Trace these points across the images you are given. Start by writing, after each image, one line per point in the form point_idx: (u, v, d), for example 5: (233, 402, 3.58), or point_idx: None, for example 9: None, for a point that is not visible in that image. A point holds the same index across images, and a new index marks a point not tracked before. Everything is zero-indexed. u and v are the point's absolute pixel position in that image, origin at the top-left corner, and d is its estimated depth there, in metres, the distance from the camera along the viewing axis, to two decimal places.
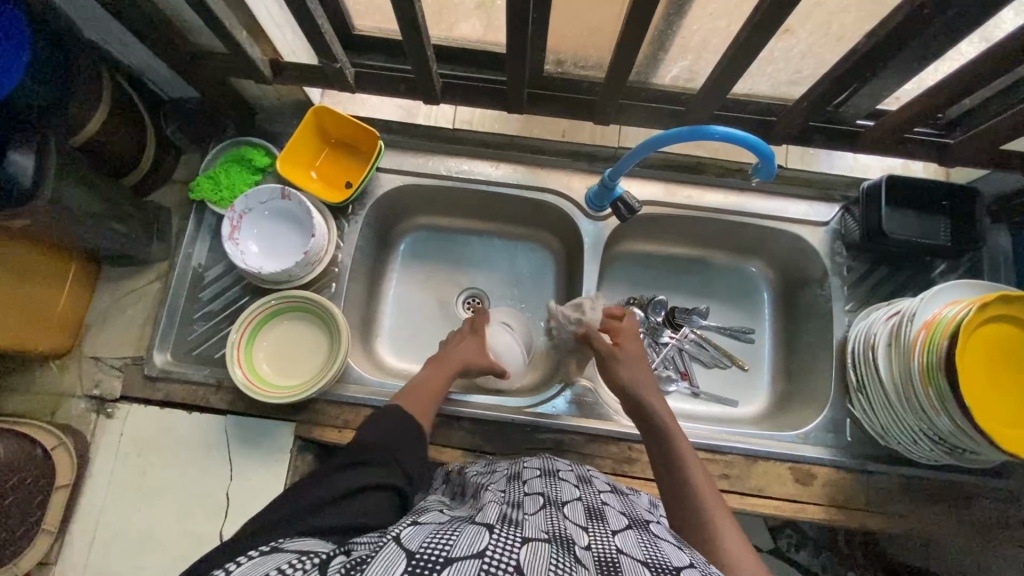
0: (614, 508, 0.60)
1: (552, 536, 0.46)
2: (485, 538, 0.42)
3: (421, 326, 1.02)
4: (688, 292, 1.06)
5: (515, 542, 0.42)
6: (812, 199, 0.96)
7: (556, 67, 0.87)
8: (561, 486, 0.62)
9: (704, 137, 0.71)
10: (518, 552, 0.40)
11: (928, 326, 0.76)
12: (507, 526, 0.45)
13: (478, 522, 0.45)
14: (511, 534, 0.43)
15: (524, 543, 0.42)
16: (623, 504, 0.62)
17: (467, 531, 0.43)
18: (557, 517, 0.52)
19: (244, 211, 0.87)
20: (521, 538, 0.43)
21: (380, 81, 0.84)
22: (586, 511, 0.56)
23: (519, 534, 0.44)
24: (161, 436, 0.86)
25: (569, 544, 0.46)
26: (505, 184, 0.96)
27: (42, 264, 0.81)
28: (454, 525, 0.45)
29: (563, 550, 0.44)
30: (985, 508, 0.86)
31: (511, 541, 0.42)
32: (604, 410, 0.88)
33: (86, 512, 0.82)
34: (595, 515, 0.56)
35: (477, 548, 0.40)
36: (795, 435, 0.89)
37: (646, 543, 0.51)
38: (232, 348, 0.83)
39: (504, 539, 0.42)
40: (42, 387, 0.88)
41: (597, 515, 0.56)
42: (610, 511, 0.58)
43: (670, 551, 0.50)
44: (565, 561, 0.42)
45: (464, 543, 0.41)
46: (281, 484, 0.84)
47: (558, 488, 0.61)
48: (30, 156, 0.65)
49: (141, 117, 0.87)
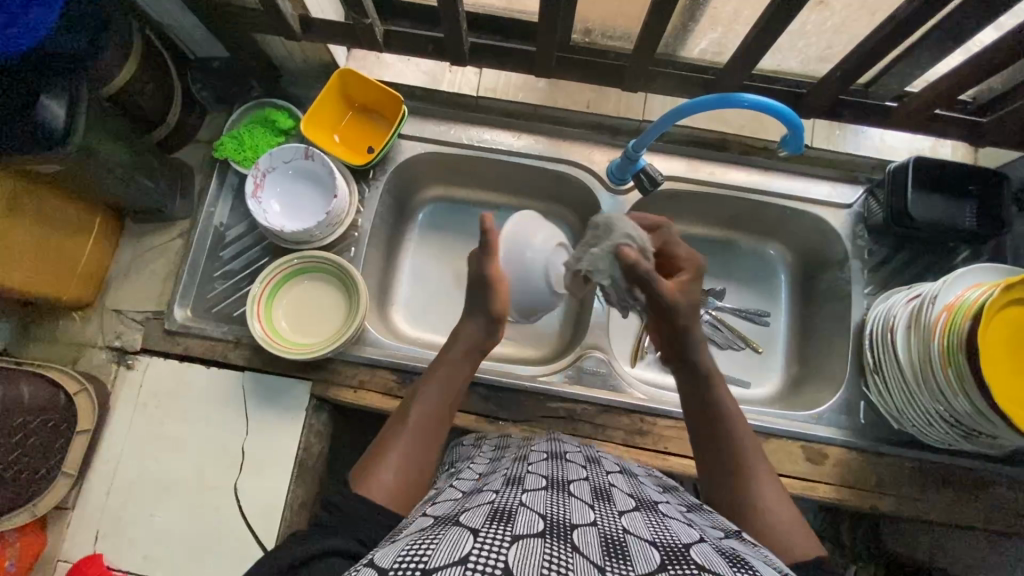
0: (622, 489, 0.60)
1: (548, 525, 0.45)
2: (468, 543, 0.40)
3: (436, 296, 1.02)
4: (705, 273, 1.06)
5: (501, 543, 0.41)
6: (836, 181, 0.95)
7: (583, 37, 0.87)
8: (567, 467, 0.62)
9: (732, 104, 0.71)
10: (505, 554, 0.39)
11: (950, 307, 0.75)
12: (494, 525, 0.44)
13: (461, 526, 0.44)
14: (498, 534, 0.42)
15: (512, 543, 0.41)
16: (631, 486, 0.63)
17: (448, 538, 0.42)
18: (561, 498, 0.52)
19: (268, 169, 0.89)
20: (510, 536, 0.42)
21: (408, 42, 0.84)
22: (593, 491, 0.56)
23: (506, 533, 0.43)
24: (179, 388, 0.87)
25: (567, 531, 0.45)
26: (526, 155, 0.95)
27: (69, 213, 0.82)
28: (435, 533, 0.44)
29: (559, 541, 0.43)
30: (997, 496, 0.86)
31: (496, 544, 0.41)
32: (616, 383, 0.89)
33: (105, 458, 0.84)
34: (602, 495, 0.56)
35: (458, 556, 0.39)
36: (808, 415, 0.89)
37: (654, 523, 0.51)
38: (253, 303, 0.84)
39: (488, 542, 0.41)
40: (64, 337, 0.89)
41: (604, 496, 0.56)
42: (617, 492, 0.58)
43: (678, 529, 0.51)
44: (562, 553, 0.41)
45: (445, 550, 0.39)
46: (297, 440, 0.85)
47: (565, 469, 0.61)
48: (63, 103, 0.67)
49: (169, 73, 0.88)
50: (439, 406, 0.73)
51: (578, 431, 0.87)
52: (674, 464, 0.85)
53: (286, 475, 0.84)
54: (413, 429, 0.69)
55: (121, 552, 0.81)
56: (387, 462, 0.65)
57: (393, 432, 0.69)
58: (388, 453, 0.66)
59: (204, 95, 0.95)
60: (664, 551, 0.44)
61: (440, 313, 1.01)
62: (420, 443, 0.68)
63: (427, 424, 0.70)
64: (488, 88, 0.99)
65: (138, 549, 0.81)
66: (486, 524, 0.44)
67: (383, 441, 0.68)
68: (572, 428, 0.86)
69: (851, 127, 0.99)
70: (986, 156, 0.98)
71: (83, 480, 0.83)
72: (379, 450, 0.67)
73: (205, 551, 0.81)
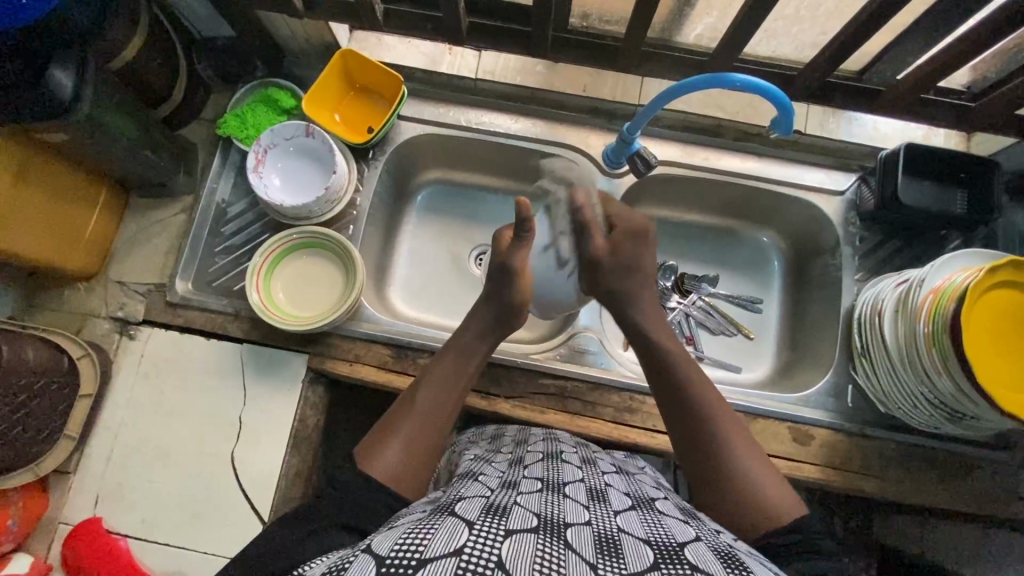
0: (618, 489, 0.61)
1: (542, 522, 0.46)
2: (462, 535, 0.41)
3: (432, 276, 1.04)
4: (700, 259, 1.07)
5: (496, 536, 0.41)
6: (829, 168, 0.97)
7: (580, 21, 0.89)
8: (563, 468, 0.63)
9: (724, 84, 0.73)
10: (499, 547, 0.40)
11: (937, 291, 0.76)
12: (488, 518, 0.45)
13: (456, 516, 0.45)
14: (493, 527, 0.42)
15: (506, 536, 0.42)
16: (627, 484, 0.64)
17: (444, 527, 0.42)
18: (557, 498, 0.53)
19: (269, 145, 0.91)
20: (504, 529, 0.43)
21: (409, 21, 0.86)
22: (588, 491, 0.57)
23: (501, 526, 0.43)
24: (178, 358, 0.89)
25: (561, 529, 0.46)
26: (523, 137, 0.97)
27: (76, 184, 0.84)
28: (430, 521, 0.44)
29: (553, 538, 0.44)
30: (981, 479, 0.87)
31: (490, 536, 0.41)
32: (605, 360, 0.90)
33: (107, 424, 0.86)
34: (598, 495, 0.57)
35: (453, 546, 0.39)
36: (796, 397, 0.90)
37: (650, 522, 0.52)
38: (252, 273, 0.86)
39: (483, 534, 0.41)
40: (69, 306, 0.92)
41: (600, 496, 0.57)
42: (612, 492, 0.59)
43: (673, 528, 0.52)
44: (554, 550, 0.42)
45: (440, 540, 0.40)
46: (292, 411, 0.87)
47: (561, 471, 0.62)
48: (70, 74, 0.68)
49: (175, 50, 0.90)
50: (450, 389, 0.72)
51: (569, 408, 0.88)
52: (662, 442, 0.86)
53: (281, 445, 0.86)
54: (423, 412, 0.68)
55: (119, 516, 0.83)
56: (393, 443, 0.64)
57: (401, 414, 0.68)
58: (394, 434, 0.65)
59: (209, 74, 0.98)
60: (658, 550, 0.45)
61: (437, 292, 1.03)
62: (428, 425, 0.67)
63: (437, 408, 0.69)
64: (487, 70, 1.00)
65: (137, 513, 0.84)
66: (481, 516, 0.45)
67: (391, 422, 0.68)
68: (562, 405, 0.88)
69: (845, 113, 1.00)
70: (980, 143, 0.99)
71: (85, 445, 0.86)
72: (387, 431, 0.66)
73: (201, 517, 0.84)
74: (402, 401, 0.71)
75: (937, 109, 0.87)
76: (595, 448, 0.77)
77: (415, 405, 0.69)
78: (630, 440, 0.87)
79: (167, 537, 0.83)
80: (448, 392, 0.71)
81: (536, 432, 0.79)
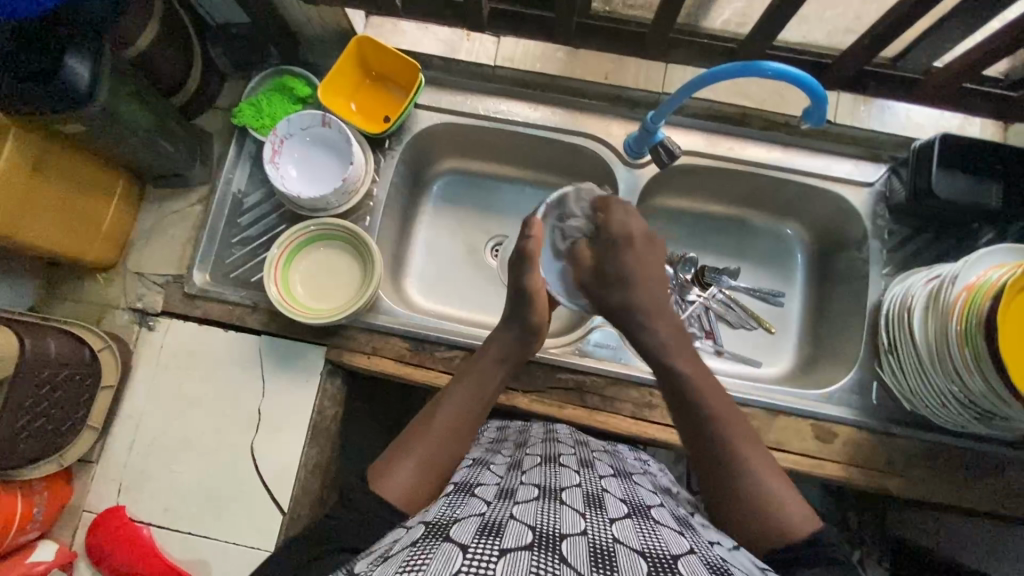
0: (615, 495, 0.58)
1: (537, 535, 0.45)
2: (457, 562, 0.40)
3: (450, 268, 1.03)
4: (722, 252, 1.05)
5: (490, 558, 0.40)
6: (858, 158, 0.93)
7: (603, 6, 0.86)
8: (561, 473, 0.61)
9: (754, 73, 0.70)
10: (493, 572, 0.39)
11: (971, 288, 0.74)
12: (483, 539, 0.43)
13: (450, 541, 0.43)
14: (488, 548, 0.42)
15: (500, 557, 0.41)
16: (625, 489, 0.62)
17: (437, 555, 0.41)
18: (554, 506, 0.51)
19: (286, 135, 0.90)
20: (498, 550, 0.42)
21: (427, 7, 0.85)
22: (585, 497, 0.55)
23: (494, 547, 0.42)
24: (198, 349, 0.89)
25: (556, 541, 0.44)
26: (542, 126, 0.94)
27: (93, 175, 0.84)
28: (424, 548, 0.43)
29: (547, 552, 0.42)
30: (1007, 478, 0.85)
31: (484, 559, 0.40)
32: (626, 355, 0.90)
33: (128, 414, 0.87)
34: (594, 502, 0.54)
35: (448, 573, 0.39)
36: (819, 394, 0.88)
37: (645, 532, 0.50)
38: (271, 263, 0.86)
39: (477, 559, 0.40)
40: (89, 296, 0.92)
41: (595, 502, 0.55)
42: (609, 498, 0.57)
43: (669, 539, 0.50)
44: (548, 564, 0.41)
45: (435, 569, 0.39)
46: (311, 404, 0.87)
47: (558, 475, 0.60)
48: (86, 65, 0.66)
49: (188, 37, 0.88)
50: (471, 399, 0.70)
51: (586, 403, 0.88)
52: (682, 437, 0.86)
53: (300, 436, 0.86)
54: (436, 434, 0.66)
55: (143, 506, 0.84)
56: (403, 460, 0.63)
57: (419, 429, 0.66)
58: (408, 451, 0.64)
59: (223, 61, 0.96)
60: (653, 563, 0.44)
61: (454, 286, 1.01)
62: (444, 443, 0.65)
63: (449, 426, 0.67)
64: (506, 57, 0.98)
65: (159, 502, 0.85)
66: (475, 538, 0.44)
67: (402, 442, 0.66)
68: (581, 399, 0.88)
69: (878, 101, 0.97)
70: (1016, 134, 0.95)
71: (107, 435, 0.86)
72: (402, 447, 0.64)
73: (222, 507, 0.84)
74: (415, 423, 0.68)
75: (976, 97, 0.84)
76: (595, 447, 0.75)
77: (430, 422, 0.67)
78: (649, 435, 0.86)
79: (190, 527, 0.84)
80: (463, 414, 0.69)
81: (536, 433, 0.77)
